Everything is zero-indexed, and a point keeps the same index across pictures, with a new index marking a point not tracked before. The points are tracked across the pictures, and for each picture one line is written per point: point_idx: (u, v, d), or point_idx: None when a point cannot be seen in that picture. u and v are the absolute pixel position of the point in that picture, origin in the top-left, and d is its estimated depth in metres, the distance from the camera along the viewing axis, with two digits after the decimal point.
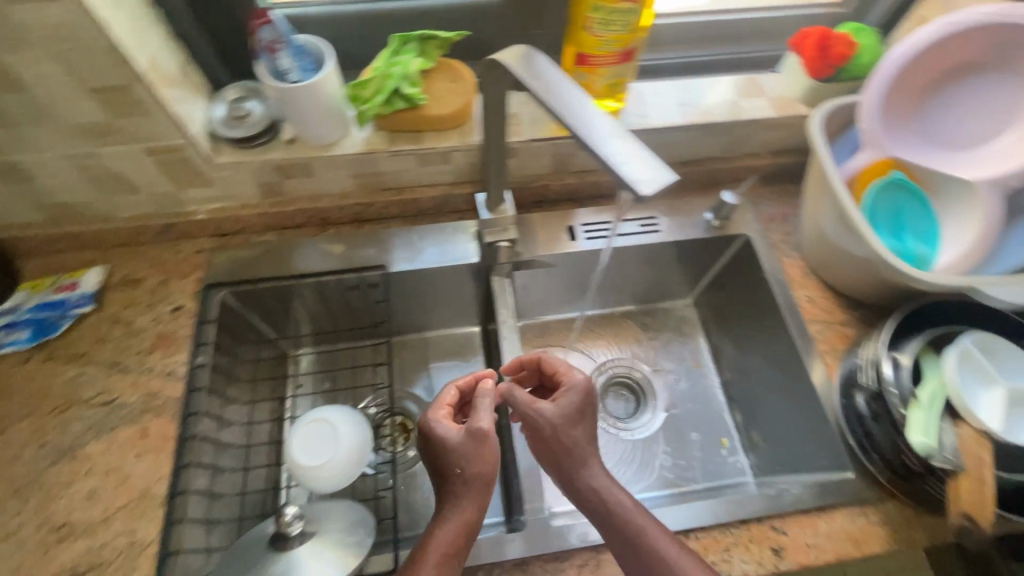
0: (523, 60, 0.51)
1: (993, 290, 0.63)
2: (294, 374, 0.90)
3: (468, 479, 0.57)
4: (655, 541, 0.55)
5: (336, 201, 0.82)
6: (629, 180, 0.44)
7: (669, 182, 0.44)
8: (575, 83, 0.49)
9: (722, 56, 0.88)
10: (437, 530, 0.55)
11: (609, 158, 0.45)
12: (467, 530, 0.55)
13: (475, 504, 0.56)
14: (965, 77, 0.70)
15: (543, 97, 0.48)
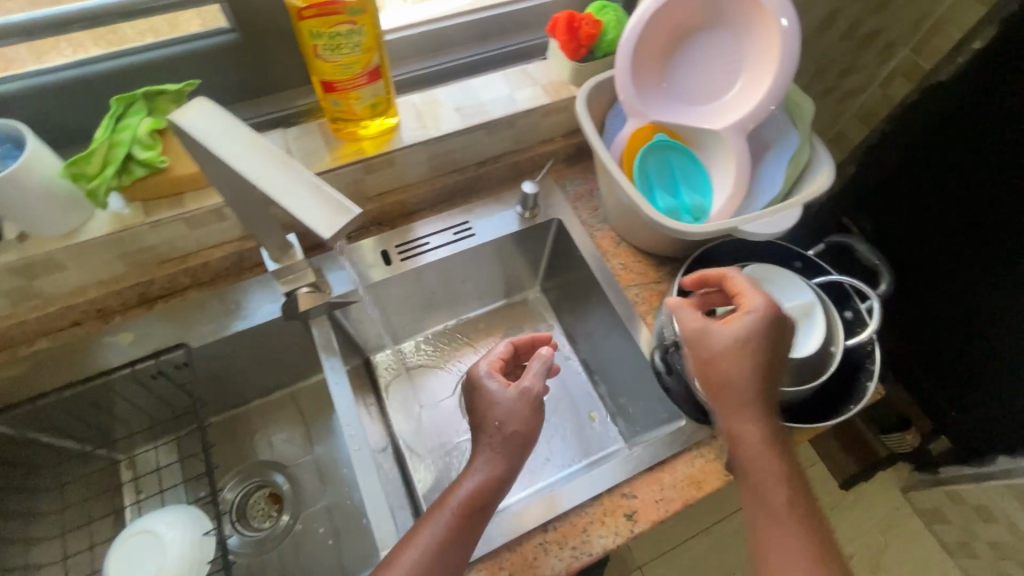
0: (202, 118, 0.45)
1: (753, 226, 0.70)
2: (127, 480, 0.80)
3: (509, 434, 0.62)
4: (756, 455, 0.60)
5: (109, 288, 0.74)
6: (308, 223, 0.41)
7: (353, 218, 0.41)
8: (263, 136, 0.45)
9: (492, 52, 0.89)
10: (461, 488, 0.60)
11: (288, 207, 0.42)
12: (485, 492, 0.60)
13: (507, 466, 0.61)
14: (693, 37, 0.75)
15: (225, 159, 0.44)
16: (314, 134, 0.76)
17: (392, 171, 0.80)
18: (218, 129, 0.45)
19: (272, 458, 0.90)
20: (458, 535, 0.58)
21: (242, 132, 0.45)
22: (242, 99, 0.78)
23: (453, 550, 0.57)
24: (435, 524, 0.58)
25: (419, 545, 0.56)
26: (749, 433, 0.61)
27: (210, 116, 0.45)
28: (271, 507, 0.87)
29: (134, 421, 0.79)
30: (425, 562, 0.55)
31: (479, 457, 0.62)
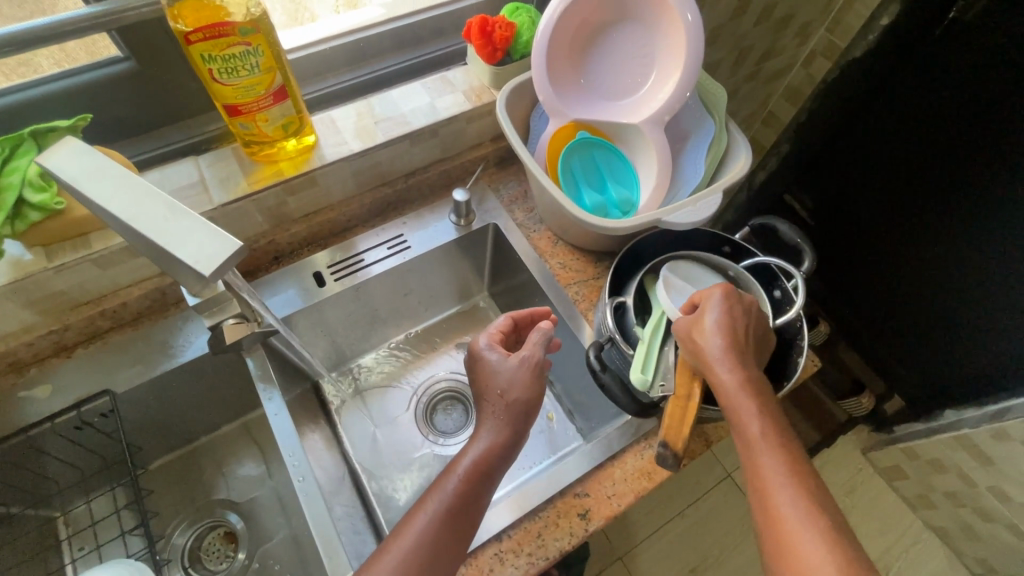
0: (66, 155, 0.42)
1: (676, 216, 0.70)
2: (64, 537, 0.76)
3: (514, 400, 0.63)
4: (761, 454, 0.53)
5: (19, 340, 0.69)
6: (185, 261, 0.41)
7: (234, 250, 0.43)
8: (133, 172, 0.43)
9: (412, 61, 0.88)
10: (471, 455, 0.60)
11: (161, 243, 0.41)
12: (496, 457, 0.61)
13: (516, 431, 0.62)
14: (604, 33, 0.76)
15: (92, 199, 0.42)
16: (228, 160, 0.74)
17: (317, 190, 0.78)
18: (84, 167, 0.42)
19: (227, 497, 0.87)
20: (468, 500, 0.58)
21: (111, 170, 0.43)
22: (148, 129, 0.75)
23: (458, 522, 0.57)
24: (440, 492, 0.58)
25: (423, 515, 0.57)
26: (751, 426, 0.54)
27: (78, 154, 0.43)
28: (227, 547, 0.84)
29: (64, 476, 0.75)
30: (430, 530, 0.56)
31: (488, 424, 0.63)
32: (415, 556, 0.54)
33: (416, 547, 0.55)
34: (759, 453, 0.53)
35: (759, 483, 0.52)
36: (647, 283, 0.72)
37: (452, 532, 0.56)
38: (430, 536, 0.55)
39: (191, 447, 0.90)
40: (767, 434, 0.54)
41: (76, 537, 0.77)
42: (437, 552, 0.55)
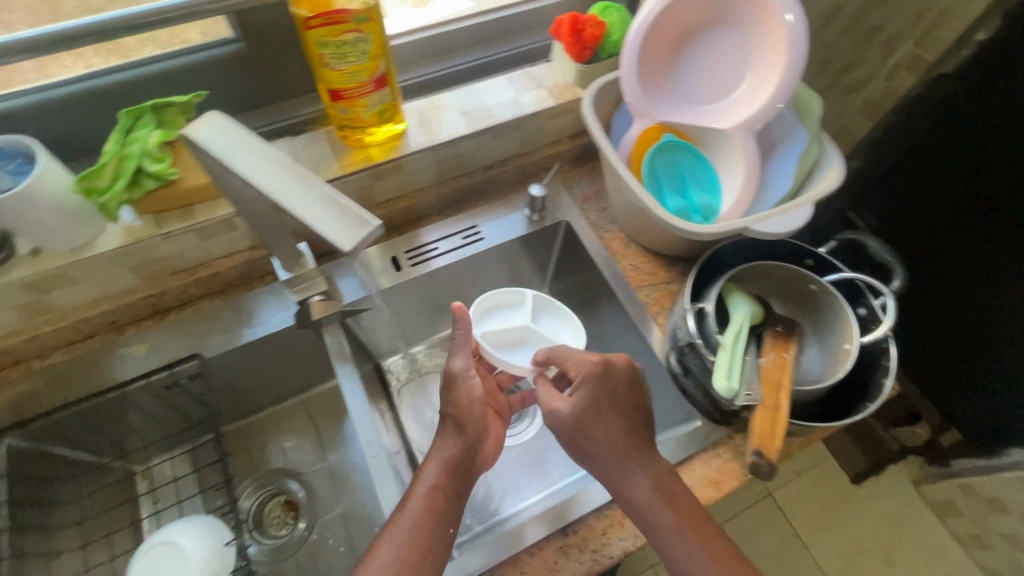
0: (210, 131, 0.45)
1: (762, 225, 0.69)
2: (144, 490, 0.81)
3: (454, 424, 0.67)
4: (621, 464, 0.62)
5: (122, 301, 0.74)
6: (325, 236, 0.43)
7: (374, 230, 0.44)
8: (276, 148, 0.46)
9: (497, 55, 0.89)
10: (426, 480, 0.62)
11: (306, 218, 0.43)
12: (449, 474, 0.63)
13: (466, 448, 0.66)
14: (701, 34, 0.75)
15: (243, 174, 0.45)
16: (322, 143, 0.76)
17: (401, 177, 0.80)
18: (233, 142, 0.45)
19: (283, 466, 0.90)
20: (434, 520, 0.59)
21: (252, 144, 0.46)
22: (248, 108, 0.78)
23: (426, 543, 0.58)
24: (404, 518, 0.59)
25: (392, 544, 0.57)
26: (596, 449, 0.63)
27: (223, 127, 0.46)
28: (288, 514, 0.87)
29: (149, 432, 0.80)
30: (404, 554, 0.57)
31: (437, 447, 0.66)
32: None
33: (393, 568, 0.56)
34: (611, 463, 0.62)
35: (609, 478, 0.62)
36: (725, 290, 0.73)
37: (423, 552, 0.57)
38: (405, 559, 0.56)
39: (257, 417, 0.93)
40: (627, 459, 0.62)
41: (152, 492, 0.81)
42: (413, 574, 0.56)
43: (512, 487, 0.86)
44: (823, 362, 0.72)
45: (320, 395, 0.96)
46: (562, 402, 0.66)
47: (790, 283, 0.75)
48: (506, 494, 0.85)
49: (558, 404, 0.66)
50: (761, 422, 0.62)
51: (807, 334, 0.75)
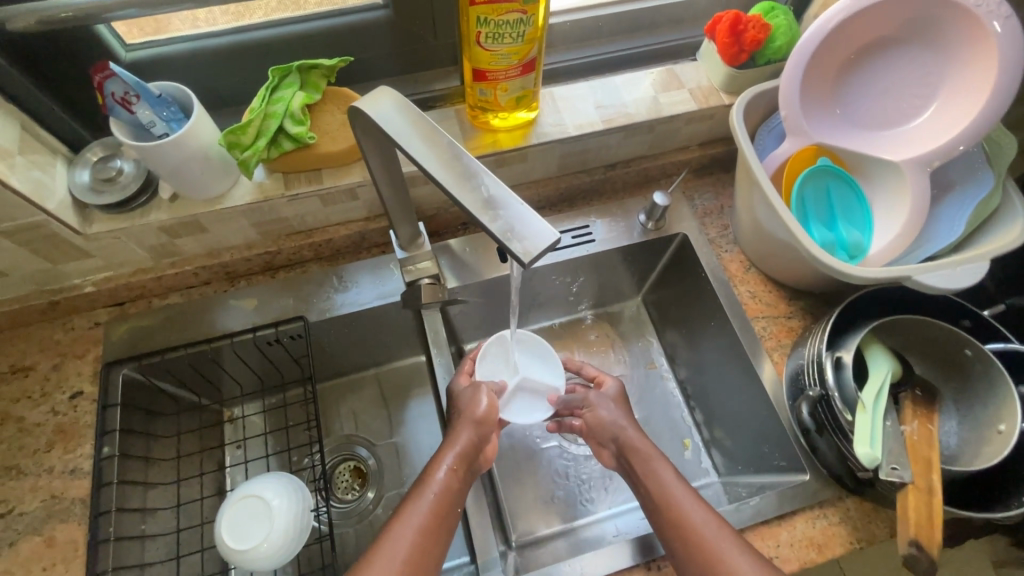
0: (383, 112, 0.45)
1: (928, 276, 0.61)
2: (231, 436, 0.82)
3: (472, 420, 0.65)
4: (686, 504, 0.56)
5: (240, 254, 0.75)
6: (494, 232, 0.39)
7: (549, 242, 0.39)
8: (447, 134, 0.45)
9: (636, 50, 0.84)
10: (440, 468, 0.60)
11: (476, 209, 0.40)
12: (462, 464, 0.61)
13: (479, 439, 0.64)
14: (884, 51, 0.67)
15: (413, 156, 0.44)
16: (451, 122, 0.74)
17: (522, 167, 0.77)
18: (406, 124, 0.45)
19: (352, 433, 0.86)
20: (446, 506, 0.58)
21: (423, 127, 0.45)
22: (383, 78, 0.77)
23: (436, 529, 0.56)
24: (420, 503, 0.56)
25: (407, 526, 0.54)
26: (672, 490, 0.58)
27: (397, 110, 0.45)
28: (355, 481, 0.83)
29: (245, 382, 0.82)
30: (417, 540, 0.54)
31: (451, 437, 0.63)
32: (407, 565, 0.52)
33: (408, 548, 0.53)
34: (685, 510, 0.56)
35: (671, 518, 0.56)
36: (863, 342, 0.66)
37: (433, 538, 0.55)
38: (419, 540, 0.54)
39: (333, 383, 0.89)
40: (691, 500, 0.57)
41: (238, 441, 0.81)
42: (423, 557, 0.53)
43: (579, 501, 0.81)
44: (962, 437, 0.64)
45: (387, 372, 0.91)
46: (604, 410, 0.69)
47: (940, 341, 0.66)
48: (574, 503, 0.81)
49: (599, 414, 0.69)
50: (914, 506, 0.56)
51: (946, 403, 0.66)
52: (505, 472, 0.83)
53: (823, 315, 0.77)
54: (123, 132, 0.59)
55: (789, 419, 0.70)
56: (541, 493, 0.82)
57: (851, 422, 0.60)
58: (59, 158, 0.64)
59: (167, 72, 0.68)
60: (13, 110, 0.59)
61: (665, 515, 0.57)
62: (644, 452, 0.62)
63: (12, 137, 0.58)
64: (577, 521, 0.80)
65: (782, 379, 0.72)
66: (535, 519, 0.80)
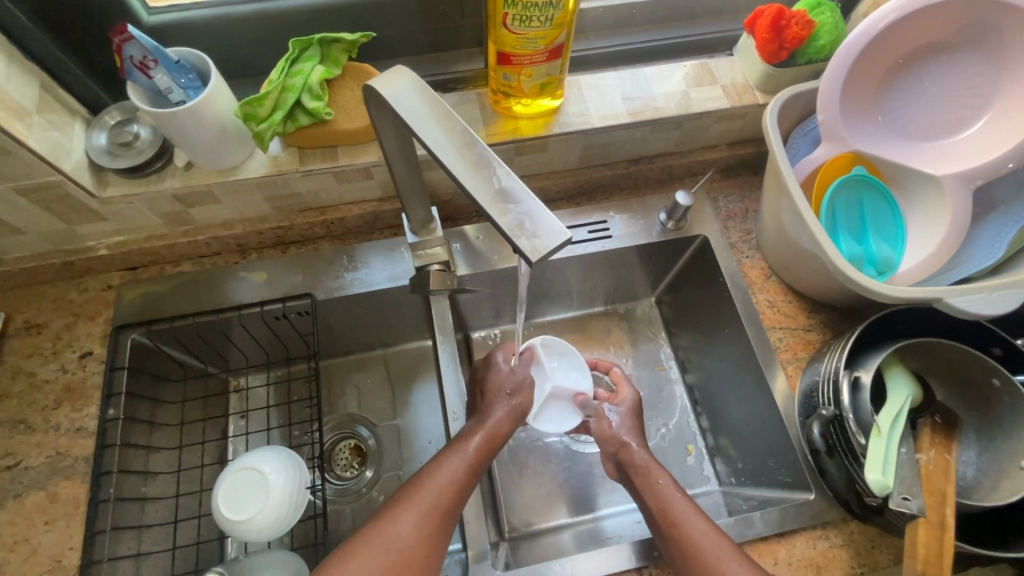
0: (397, 91, 0.43)
1: (960, 300, 0.58)
2: (236, 407, 0.82)
3: (510, 405, 0.66)
4: (707, 541, 0.55)
5: (253, 227, 0.75)
6: (503, 227, 0.38)
7: (559, 241, 0.37)
8: (462, 118, 0.43)
9: (671, 40, 0.81)
10: (475, 436, 0.62)
11: (487, 202, 0.39)
12: (495, 437, 0.64)
13: (515, 416, 0.67)
14: (936, 57, 0.63)
15: (426, 141, 0.42)
16: (472, 106, 0.73)
17: (542, 156, 0.75)
18: (422, 106, 0.43)
19: (355, 411, 0.86)
20: (475, 473, 0.60)
21: (439, 111, 0.43)
22: (405, 55, 0.76)
23: (464, 492, 0.58)
24: (453, 465, 0.59)
25: (436, 485, 0.57)
26: (691, 526, 0.56)
27: (412, 91, 0.44)
28: (354, 460, 0.84)
29: (251, 354, 0.82)
30: (438, 515, 0.55)
31: (488, 407, 0.66)
32: (433, 520, 0.54)
33: (433, 504, 0.55)
34: (704, 546, 0.55)
35: (691, 550, 0.55)
36: (885, 362, 0.63)
37: (460, 499, 0.57)
38: (448, 498, 0.56)
39: (340, 361, 0.89)
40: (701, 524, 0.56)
41: (242, 411, 0.82)
42: (448, 517, 0.56)
43: (576, 500, 0.80)
44: (981, 469, 0.61)
45: (393, 354, 0.90)
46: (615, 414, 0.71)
47: (966, 367, 0.62)
48: (572, 501, 0.80)
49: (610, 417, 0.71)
50: (924, 541, 0.54)
51: (966, 433, 0.63)
52: (503, 463, 0.82)
53: (843, 330, 0.74)
54: (140, 97, 0.59)
55: (799, 435, 0.68)
56: (539, 487, 0.81)
57: (864, 445, 0.57)
58: (77, 120, 0.64)
59: (187, 37, 0.67)
60: (34, 69, 0.59)
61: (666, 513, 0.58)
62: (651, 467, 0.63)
63: (31, 95, 0.58)
64: (570, 519, 0.79)
65: (795, 394, 0.70)
66: (530, 513, 0.79)
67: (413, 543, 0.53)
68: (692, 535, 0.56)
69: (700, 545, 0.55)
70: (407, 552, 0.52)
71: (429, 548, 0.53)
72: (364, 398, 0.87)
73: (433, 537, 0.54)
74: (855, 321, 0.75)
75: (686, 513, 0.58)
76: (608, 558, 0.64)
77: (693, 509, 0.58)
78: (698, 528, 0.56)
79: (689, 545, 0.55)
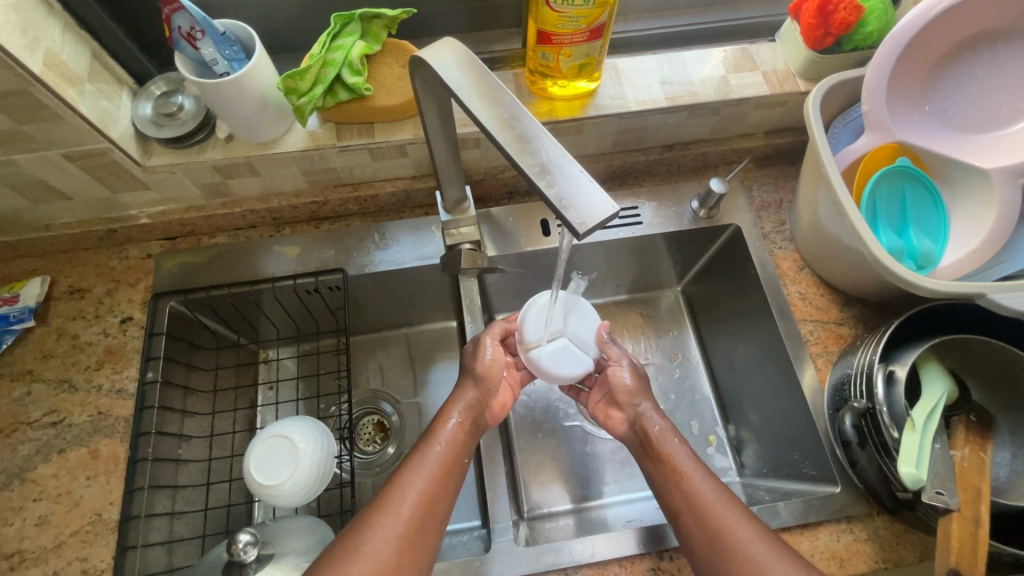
0: (443, 62, 0.44)
1: (1003, 296, 0.56)
2: (265, 377, 0.84)
3: (480, 376, 0.68)
4: (712, 501, 0.55)
5: (288, 201, 0.76)
6: (552, 200, 0.38)
7: (605, 215, 0.37)
8: (507, 90, 0.43)
9: (711, 26, 0.79)
10: (449, 419, 0.64)
11: (533, 173, 0.39)
12: (469, 416, 0.65)
13: (483, 396, 0.68)
14: (990, 46, 0.62)
15: (472, 113, 0.42)
16: (509, 87, 0.73)
17: (577, 139, 0.75)
18: (462, 77, 0.43)
19: (379, 387, 0.88)
20: (454, 455, 0.61)
21: (483, 84, 0.43)
22: (443, 34, 0.76)
23: (444, 480, 0.59)
24: (430, 451, 0.60)
25: (417, 475, 0.58)
26: (699, 485, 0.57)
27: (457, 64, 0.44)
28: (377, 435, 0.85)
29: (281, 326, 0.84)
30: (426, 489, 0.57)
31: (458, 392, 0.68)
32: (416, 509, 0.55)
33: (422, 489, 0.57)
34: (713, 504, 0.55)
35: (699, 506, 0.55)
36: (921, 357, 0.62)
37: (442, 486, 0.58)
38: (428, 488, 0.57)
39: (366, 337, 0.91)
40: (713, 491, 0.56)
41: (271, 382, 0.84)
42: (432, 505, 0.56)
43: (595, 484, 0.80)
44: (1015, 470, 0.60)
45: (419, 334, 0.91)
46: (626, 373, 0.71)
47: (1006, 368, 0.61)
48: (593, 484, 0.80)
49: (621, 377, 0.71)
50: (957, 534, 0.53)
51: (1001, 433, 0.62)
52: (523, 443, 0.83)
53: (876, 325, 0.72)
54: (187, 68, 0.60)
55: (827, 429, 0.67)
56: (559, 468, 0.81)
57: (897, 440, 0.56)
58: (125, 89, 0.66)
59: (233, 12, 0.68)
60: (87, 38, 0.61)
61: (669, 470, 0.59)
62: (657, 436, 0.63)
63: (84, 64, 0.59)
64: (591, 502, 0.79)
65: (824, 387, 0.69)
66: (549, 495, 0.79)
67: (401, 537, 0.53)
68: (701, 501, 0.56)
69: (708, 503, 0.55)
70: (397, 548, 0.52)
71: (419, 539, 0.54)
72: (388, 376, 0.88)
73: (417, 527, 0.54)
74: (889, 317, 0.74)
75: (693, 475, 0.58)
76: (629, 539, 0.64)
77: (702, 469, 0.59)
78: (705, 488, 0.56)
79: (698, 503, 0.56)
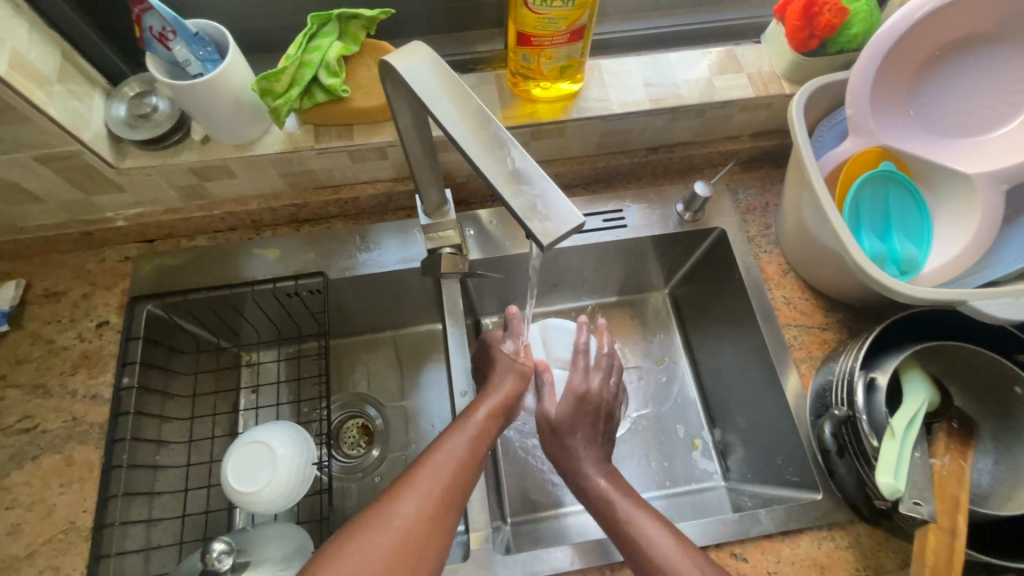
0: (415, 65, 0.43)
1: (984, 303, 0.56)
2: (246, 381, 0.83)
3: (513, 371, 0.68)
4: (663, 545, 0.54)
5: (267, 204, 0.75)
6: (517, 210, 0.37)
7: (572, 224, 0.36)
8: (477, 96, 0.42)
9: (696, 27, 0.79)
10: (479, 410, 0.62)
11: (500, 181, 0.38)
12: (500, 412, 0.63)
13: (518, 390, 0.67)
14: (974, 49, 0.61)
15: (440, 119, 0.41)
16: (491, 88, 0.72)
17: (560, 141, 0.74)
18: (435, 81, 0.42)
19: (363, 391, 0.87)
20: (481, 444, 0.58)
21: (455, 90, 0.42)
22: (424, 34, 0.75)
23: (472, 465, 0.56)
24: (461, 436, 0.58)
25: (445, 454, 0.55)
26: (644, 528, 0.56)
27: (429, 68, 0.43)
28: (361, 438, 0.84)
29: (262, 329, 0.82)
30: (456, 471, 0.54)
31: (495, 383, 0.66)
32: (445, 487, 0.52)
33: (448, 470, 0.54)
34: (658, 549, 0.54)
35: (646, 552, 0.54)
36: (903, 364, 0.62)
37: (467, 471, 0.55)
38: (454, 471, 0.54)
39: (349, 340, 0.90)
40: (659, 534, 0.56)
41: (252, 386, 0.83)
42: (458, 486, 0.53)
43: None
44: (996, 477, 0.59)
45: (403, 336, 0.90)
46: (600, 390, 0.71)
47: (988, 374, 0.61)
48: None
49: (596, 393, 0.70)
50: (934, 547, 0.53)
51: (983, 439, 0.61)
52: (508, 447, 0.82)
53: (861, 330, 0.72)
54: (159, 69, 0.59)
55: (809, 435, 0.67)
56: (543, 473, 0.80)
57: (877, 448, 0.56)
58: (98, 90, 0.65)
59: (209, 12, 0.67)
60: (56, 38, 0.59)
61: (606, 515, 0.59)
62: None
63: (53, 65, 0.58)
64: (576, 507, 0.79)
65: (807, 393, 0.69)
66: (533, 499, 0.79)
67: (427, 514, 0.50)
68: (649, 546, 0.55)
69: (655, 548, 0.54)
70: (418, 526, 0.49)
71: (441, 522, 0.50)
72: (371, 379, 0.88)
73: (442, 510, 0.51)
74: (873, 321, 0.73)
75: (639, 516, 0.58)
76: (608, 548, 0.63)
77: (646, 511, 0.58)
78: (651, 531, 0.56)
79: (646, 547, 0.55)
